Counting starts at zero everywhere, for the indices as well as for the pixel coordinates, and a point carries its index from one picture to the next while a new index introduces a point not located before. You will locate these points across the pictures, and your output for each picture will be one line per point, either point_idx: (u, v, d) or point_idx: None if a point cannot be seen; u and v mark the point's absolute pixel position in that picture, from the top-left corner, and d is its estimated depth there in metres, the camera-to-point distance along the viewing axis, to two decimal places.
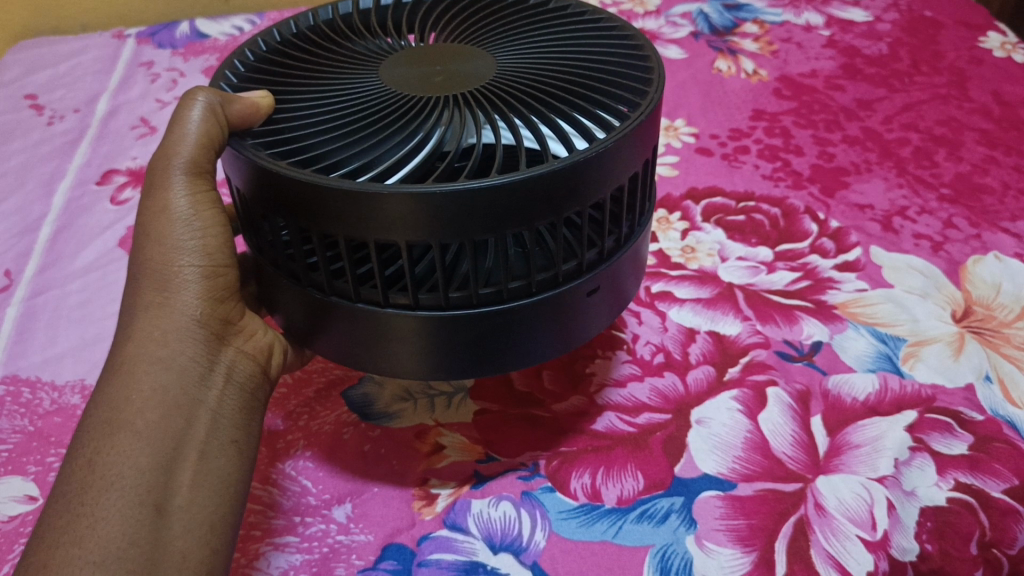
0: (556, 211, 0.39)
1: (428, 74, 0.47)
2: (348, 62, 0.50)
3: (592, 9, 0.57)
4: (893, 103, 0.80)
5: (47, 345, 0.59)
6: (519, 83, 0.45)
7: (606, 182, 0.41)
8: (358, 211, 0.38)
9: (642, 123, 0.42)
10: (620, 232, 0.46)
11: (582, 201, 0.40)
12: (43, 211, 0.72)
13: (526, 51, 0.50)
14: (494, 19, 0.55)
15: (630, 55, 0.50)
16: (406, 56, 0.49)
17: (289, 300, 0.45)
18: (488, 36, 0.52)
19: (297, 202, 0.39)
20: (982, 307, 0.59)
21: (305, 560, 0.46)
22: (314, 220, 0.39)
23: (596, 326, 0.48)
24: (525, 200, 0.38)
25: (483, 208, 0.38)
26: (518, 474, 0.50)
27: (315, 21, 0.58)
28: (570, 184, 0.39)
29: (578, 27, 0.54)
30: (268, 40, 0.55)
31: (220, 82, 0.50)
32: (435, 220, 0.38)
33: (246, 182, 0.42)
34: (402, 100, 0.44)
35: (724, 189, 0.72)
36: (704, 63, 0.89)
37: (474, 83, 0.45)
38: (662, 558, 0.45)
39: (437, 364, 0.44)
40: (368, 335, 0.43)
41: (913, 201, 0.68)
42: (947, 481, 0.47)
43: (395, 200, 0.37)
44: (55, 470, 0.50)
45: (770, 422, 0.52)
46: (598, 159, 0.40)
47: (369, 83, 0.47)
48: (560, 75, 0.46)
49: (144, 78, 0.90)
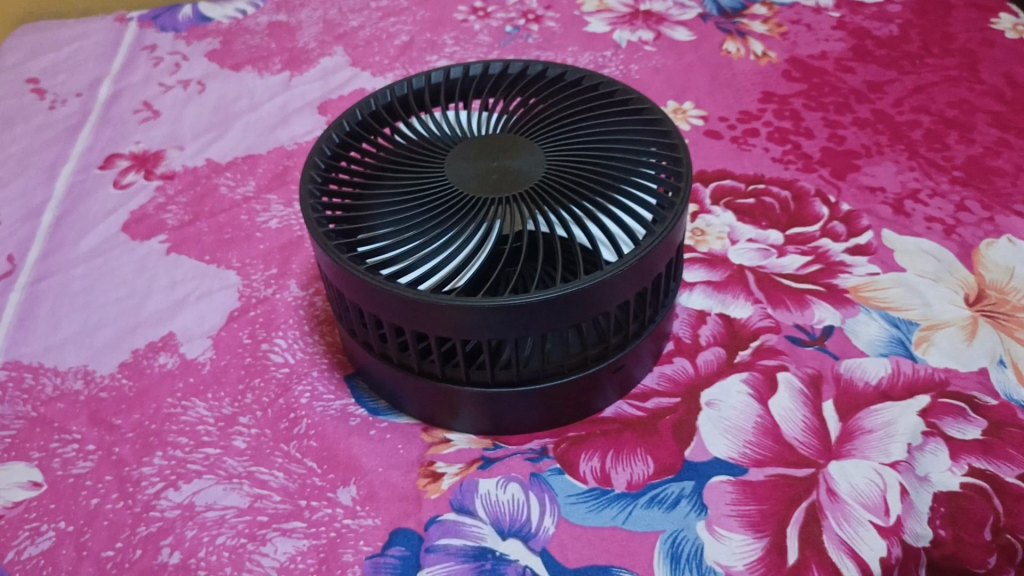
0: (587, 315, 0.45)
1: (485, 171, 0.50)
2: (423, 157, 0.53)
3: (624, 86, 0.59)
4: (904, 85, 0.78)
5: (50, 330, 0.60)
6: (564, 196, 0.48)
7: (635, 286, 0.46)
8: (426, 316, 0.44)
9: (667, 236, 0.47)
10: (645, 316, 0.50)
11: (609, 306, 0.46)
12: (45, 196, 0.71)
13: (572, 146, 0.52)
14: (548, 103, 0.57)
15: (664, 156, 0.52)
16: (467, 147, 0.53)
17: (374, 366, 0.51)
18: (545, 129, 0.54)
19: (377, 303, 0.46)
20: (995, 291, 0.58)
21: (312, 545, 0.46)
22: (392, 317, 0.46)
23: (640, 374, 0.53)
24: (563, 310, 0.44)
25: (530, 317, 0.44)
26: (526, 456, 0.50)
27: (391, 97, 0.59)
28: (600, 297, 0.45)
29: (616, 111, 0.56)
30: (351, 121, 0.57)
31: (310, 171, 0.52)
32: (487, 326, 0.44)
33: (336, 278, 0.47)
34: (460, 206, 0.48)
35: (733, 171, 0.70)
36: (713, 45, 0.85)
37: (524, 185, 0.49)
38: (673, 543, 0.45)
39: (503, 427, 0.50)
40: (442, 405, 0.49)
41: (924, 183, 0.67)
42: (961, 466, 0.47)
43: (457, 313, 0.43)
44: (59, 456, 0.51)
45: (781, 408, 0.51)
46: (627, 273, 0.45)
47: (437, 180, 0.50)
48: (595, 177, 0.49)
49: (147, 62, 0.88)
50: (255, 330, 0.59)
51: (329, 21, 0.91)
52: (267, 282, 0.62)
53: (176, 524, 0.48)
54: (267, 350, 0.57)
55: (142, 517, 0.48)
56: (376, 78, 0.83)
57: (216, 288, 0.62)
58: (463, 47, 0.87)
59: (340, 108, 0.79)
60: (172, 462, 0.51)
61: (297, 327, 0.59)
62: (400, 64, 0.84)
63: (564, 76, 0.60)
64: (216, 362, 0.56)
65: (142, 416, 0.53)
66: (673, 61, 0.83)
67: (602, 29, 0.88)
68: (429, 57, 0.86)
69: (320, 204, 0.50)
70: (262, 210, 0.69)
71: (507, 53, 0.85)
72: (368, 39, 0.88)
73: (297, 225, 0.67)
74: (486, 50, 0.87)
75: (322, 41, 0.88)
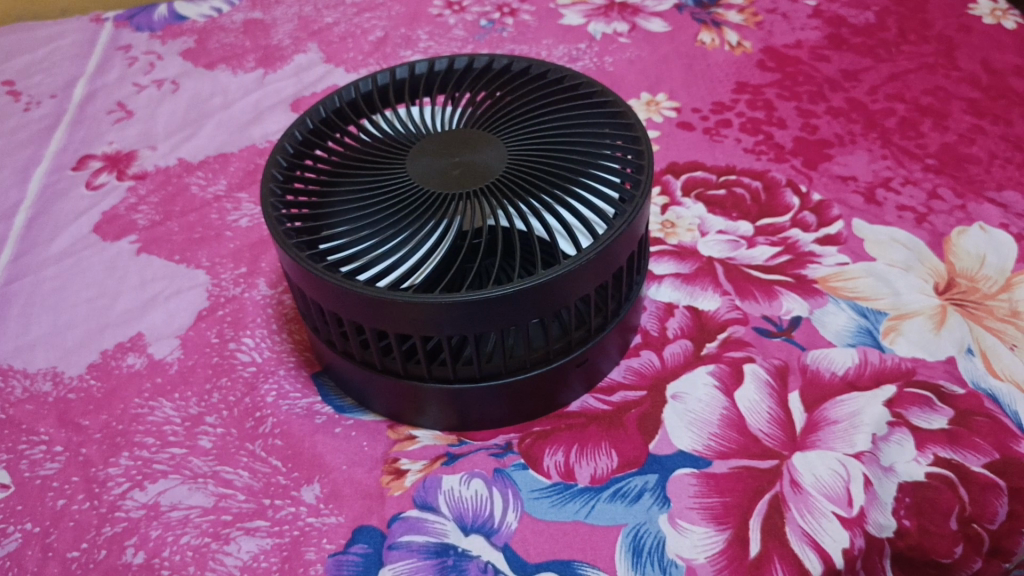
0: (547, 309, 0.45)
1: (446, 167, 0.50)
2: (385, 154, 0.52)
3: (589, 78, 0.58)
4: (879, 73, 0.77)
5: (20, 332, 0.59)
6: (524, 190, 0.48)
7: (595, 279, 0.46)
8: (383, 313, 0.44)
9: (628, 228, 0.46)
10: (609, 310, 0.50)
11: (569, 300, 0.46)
12: (18, 198, 0.71)
13: (535, 140, 0.52)
14: (512, 96, 0.57)
15: (627, 148, 0.52)
16: (430, 143, 0.52)
17: (339, 364, 0.51)
18: (508, 122, 0.54)
19: (335, 301, 0.45)
20: (966, 278, 0.58)
21: (275, 544, 0.46)
22: (351, 315, 0.46)
23: (607, 367, 0.53)
24: (521, 305, 0.44)
25: (488, 312, 0.44)
26: (490, 451, 0.50)
27: (355, 95, 0.59)
28: (559, 291, 0.45)
29: (580, 105, 0.55)
30: (314, 119, 0.57)
31: (271, 170, 0.52)
32: (446, 322, 0.44)
33: (296, 276, 0.47)
34: (420, 202, 0.48)
35: (705, 163, 0.70)
36: (688, 35, 0.85)
37: (484, 180, 0.49)
38: (635, 537, 0.45)
39: (468, 423, 0.50)
40: (407, 401, 0.49)
41: (897, 171, 0.67)
42: (925, 455, 0.47)
43: (414, 310, 0.43)
44: (26, 458, 0.51)
45: (746, 400, 0.51)
46: (586, 267, 0.45)
47: (398, 175, 0.50)
48: (557, 171, 0.49)
49: (122, 62, 0.88)
50: (223, 329, 0.58)
51: (304, 18, 0.91)
52: (237, 281, 0.62)
53: (140, 524, 0.47)
54: (234, 349, 0.57)
55: (107, 518, 0.48)
56: (350, 74, 0.82)
57: (185, 287, 0.62)
58: (437, 41, 0.86)
59: (312, 105, 0.79)
60: (138, 462, 0.51)
61: (264, 326, 0.59)
62: (374, 60, 0.84)
63: (529, 70, 0.60)
64: (183, 362, 0.56)
65: (109, 417, 0.53)
66: (648, 52, 0.83)
67: (577, 22, 0.88)
68: (403, 52, 0.85)
69: (282, 202, 0.50)
70: (233, 209, 0.69)
71: (482, 47, 0.85)
72: (343, 35, 0.88)
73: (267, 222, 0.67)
74: (461, 45, 0.87)
75: (296, 38, 0.88)
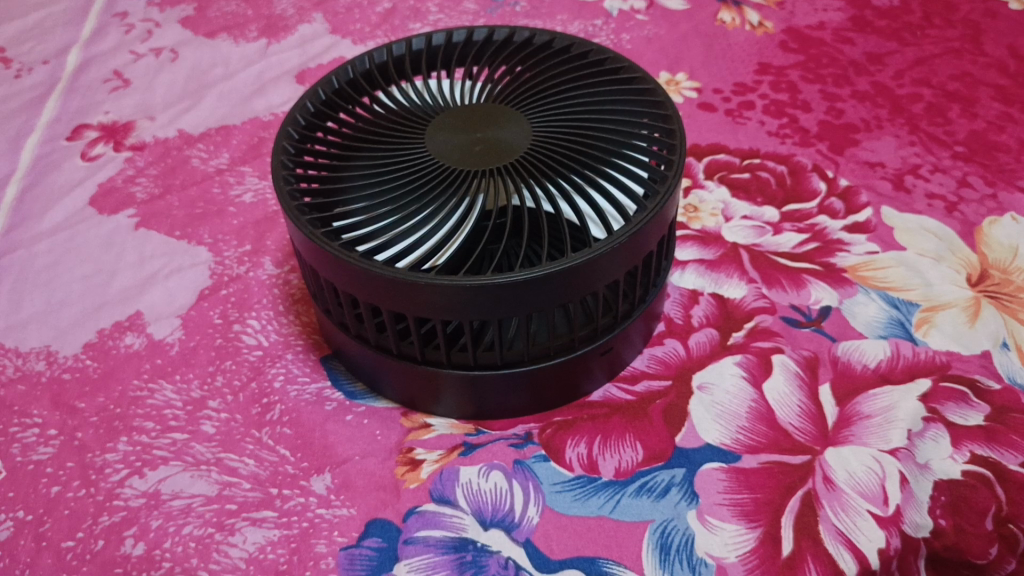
0: (574, 295, 0.43)
1: (468, 142, 0.48)
2: (404, 127, 0.50)
3: (614, 53, 0.56)
4: (904, 57, 0.75)
5: (12, 310, 0.57)
6: (551, 169, 0.45)
7: (625, 264, 0.44)
8: (401, 294, 0.41)
9: (660, 211, 0.44)
10: (637, 296, 0.48)
11: (596, 285, 0.43)
12: (10, 169, 0.68)
13: (560, 117, 0.50)
14: (535, 73, 0.54)
15: (656, 127, 0.49)
16: (449, 118, 0.50)
17: (352, 347, 0.48)
18: (531, 99, 0.51)
19: (350, 280, 0.43)
20: (998, 270, 0.56)
21: (283, 536, 0.44)
22: (367, 295, 0.43)
23: (630, 356, 0.51)
24: (547, 288, 0.42)
25: (512, 296, 0.41)
26: (509, 442, 0.48)
27: (369, 64, 0.56)
28: (587, 277, 0.42)
29: (607, 82, 0.53)
30: (327, 89, 0.54)
31: (282, 141, 0.49)
32: (469, 306, 0.41)
33: (308, 254, 0.45)
34: (440, 179, 0.45)
35: (727, 145, 0.68)
36: (707, 14, 0.82)
37: (508, 157, 0.46)
38: (662, 534, 0.43)
39: (484, 411, 0.48)
40: (423, 386, 0.47)
41: (925, 158, 0.65)
42: (962, 453, 0.45)
43: (435, 292, 0.41)
44: (19, 441, 0.49)
45: (776, 392, 0.49)
46: (616, 252, 0.42)
47: (418, 150, 0.48)
48: (586, 151, 0.46)
49: (118, 29, 0.84)
50: (227, 310, 0.56)
51: None
52: (240, 259, 0.60)
53: (140, 513, 0.45)
54: (239, 331, 0.55)
55: (105, 506, 0.45)
56: (357, 46, 0.79)
57: (185, 265, 0.59)
58: (447, 14, 0.83)
59: (318, 77, 0.76)
60: (137, 447, 0.48)
61: (270, 307, 0.56)
62: (382, 32, 0.81)
63: (552, 43, 0.58)
64: (184, 343, 0.54)
65: (106, 399, 0.51)
66: (666, 31, 0.80)
67: None
68: (412, 24, 0.82)
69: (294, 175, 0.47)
70: (236, 183, 0.66)
71: (494, 22, 0.82)
72: (349, 5, 0.85)
73: (272, 199, 0.65)
74: (472, 18, 0.84)
75: (301, 8, 0.85)
